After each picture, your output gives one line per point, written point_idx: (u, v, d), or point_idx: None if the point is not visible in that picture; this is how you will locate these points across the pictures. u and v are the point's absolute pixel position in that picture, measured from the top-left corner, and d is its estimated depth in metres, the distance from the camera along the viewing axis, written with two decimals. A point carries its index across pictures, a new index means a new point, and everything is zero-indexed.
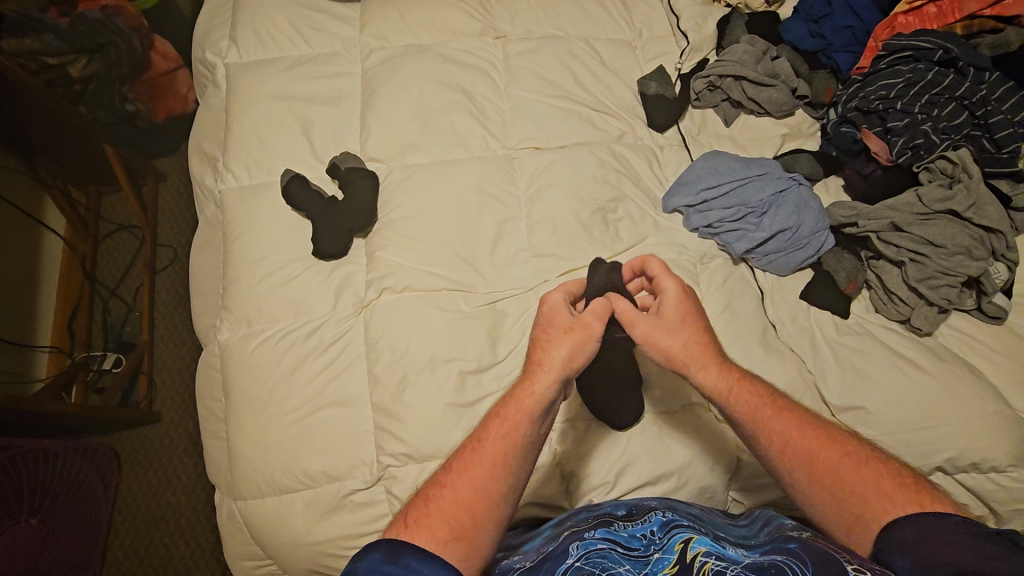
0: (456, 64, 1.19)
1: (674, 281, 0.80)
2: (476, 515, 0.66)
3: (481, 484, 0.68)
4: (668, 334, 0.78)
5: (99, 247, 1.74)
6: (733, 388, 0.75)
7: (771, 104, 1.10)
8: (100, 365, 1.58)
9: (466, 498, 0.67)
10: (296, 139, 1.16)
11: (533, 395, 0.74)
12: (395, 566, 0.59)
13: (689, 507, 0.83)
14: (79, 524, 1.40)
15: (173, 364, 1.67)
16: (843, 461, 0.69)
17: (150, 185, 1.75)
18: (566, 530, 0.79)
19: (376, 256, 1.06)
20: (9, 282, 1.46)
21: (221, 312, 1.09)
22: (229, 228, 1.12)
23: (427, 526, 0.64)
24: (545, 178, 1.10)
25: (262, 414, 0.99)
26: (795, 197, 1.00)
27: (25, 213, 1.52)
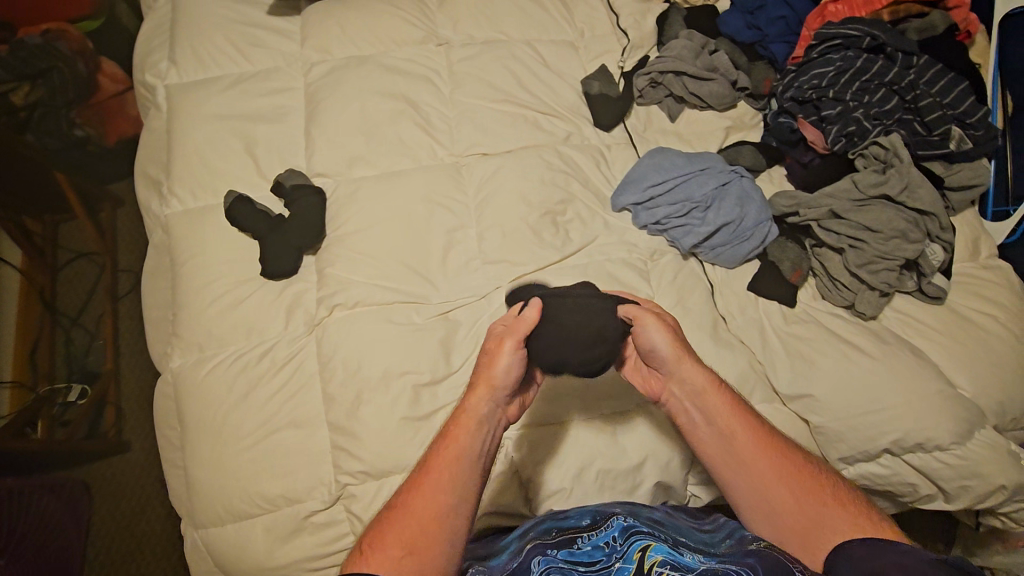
0: (400, 74, 1.18)
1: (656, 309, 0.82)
2: (428, 534, 0.67)
3: (433, 503, 0.69)
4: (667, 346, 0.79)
5: (58, 277, 1.70)
6: (710, 397, 0.79)
7: (712, 98, 1.11)
8: (65, 397, 1.55)
9: (418, 518, 0.68)
10: (241, 159, 1.15)
11: (472, 414, 0.75)
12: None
13: (651, 512, 0.82)
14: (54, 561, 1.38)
15: (139, 391, 1.65)
16: (797, 474, 0.75)
17: (107, 210, 1.72)
18: (529, 543, 0.77)
19: (325, 273, 1.05)
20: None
21: (172, 338, 1.07)
22: (175, 253, 1.11)
23: (381, 547, 0.66)
24: (493, 184, 1.09)
25: (218, 441, 0.98)
26: (737, 189, 1.01)
27: None
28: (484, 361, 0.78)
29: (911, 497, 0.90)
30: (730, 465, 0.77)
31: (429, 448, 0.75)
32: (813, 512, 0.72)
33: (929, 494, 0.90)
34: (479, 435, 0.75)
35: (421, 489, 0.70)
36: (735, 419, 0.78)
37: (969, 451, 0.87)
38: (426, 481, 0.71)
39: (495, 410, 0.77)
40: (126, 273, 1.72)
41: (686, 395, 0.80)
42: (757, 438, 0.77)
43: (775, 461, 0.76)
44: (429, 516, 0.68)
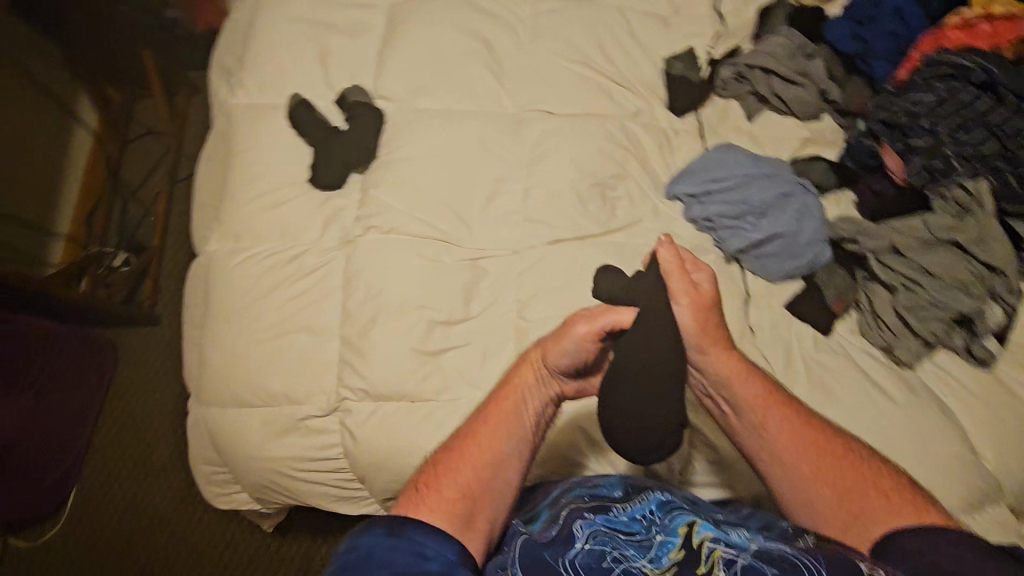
0: (485, 15, 1.17)
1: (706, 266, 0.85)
2: (475, 485, 0.73)
3: (480, 470, 0.74)
4: (703, 316, 0.81)
5: (128, 148, 1.80)
6: (741, 376, 0.81)
7: (794, 103, 1.05)
8: (111, 263, 1.61)
9: (465, 472, 0.74)
10: (311, 65, 1.16)
11: (527, 382, 0.81)
12: (398, 540, 0.66)
13: (680, 493, 0.82)
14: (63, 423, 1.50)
15: (178, 270, 1.73)
16: (838, 461, 0.76)
17: (182, 96, 1.80)
18: (564, 509, 0.78)
19: (369, 194, 1.07)
20: (40, 168, 1.60)
21: (214, 224, 1.11)
22: (233, 143, 1.14)
23: (428, 502, 0.71)
24: (550, 144, 1.08)
25: (236, 330, 1.02)
26: (798, 203, 0.96)
27: (58, 102, 1.64)
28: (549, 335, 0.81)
29: None
30: (768, 448, 0.78)
31: (477, 413, 0.80)
32: (861, 502, 0.73)
33: None
34: (529, 404, 0.80)
35: (467, 449, 0.76)
36: (769, 405, 0.80)
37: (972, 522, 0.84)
38: (473, 444, 0.76)
39: (547, 377, 0.82)
40: (187, 158, 1.79)
41: (718, 379, 0.82)
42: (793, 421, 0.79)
43: (813, 445, 0.77)
44: (477, 469, 0.74)
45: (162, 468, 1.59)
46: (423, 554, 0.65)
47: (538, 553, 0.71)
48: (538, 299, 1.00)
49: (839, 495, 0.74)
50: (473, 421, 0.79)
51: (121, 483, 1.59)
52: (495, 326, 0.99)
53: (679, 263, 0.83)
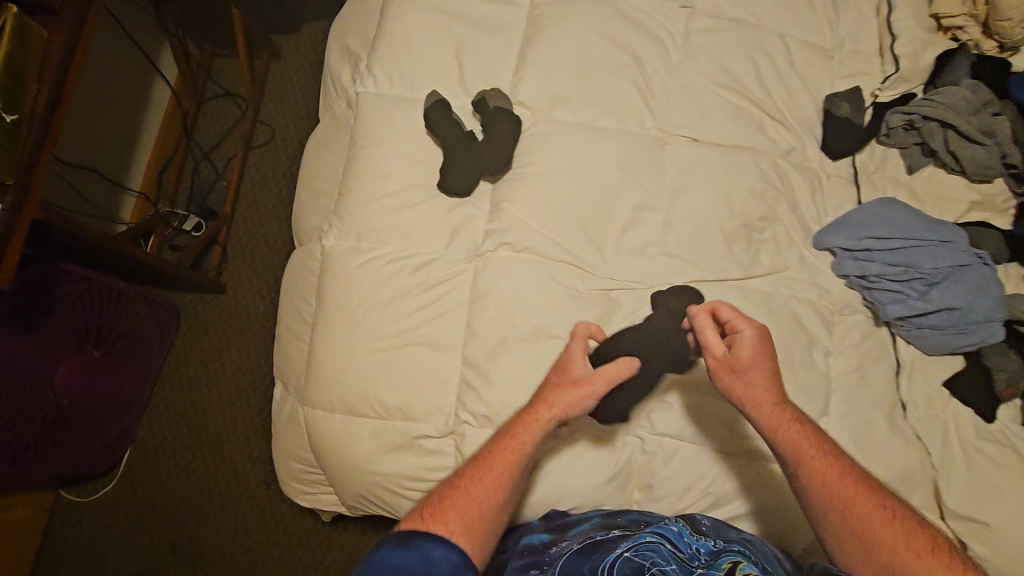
0: (634, 25, 1.09)
1: (752, 327, 0.78)
2: (473, 521, 0.78)
3: (487, 497, 0.80)
4: (739, 377, 0.78)
5: (202, 107, 1.74)
6: (779, 426, 0.76)
7: (970, 164, 0.98)
8: (179, 224, 1.62)
9: (463, 506, 0.78)
10: (447, 59, 1.09)
11: (536, 421, 0.83)
12: (407, 549, 0.70)
13: (739, 534, 0.84)
14: (123, 384, 1.42)
15: (250, 242, 1.68)
16: (878, 519, 0.71)
17: (264, 59, 1.74)
18: (616, 530, 0.84)
19: (500, 207, 1.01)
20: (119, 120, 1.53)
21: (331, 218, 1.06)
22: (357, 134, 1.08)
23: (442, 521, 0.77)
24: (694, 176, 1.02)
25: (352, 336, 0.98)
26: (973, 276, 0.90)
27: (143, 53, 1.56)
28: (569, 387, 0.84)
29: None
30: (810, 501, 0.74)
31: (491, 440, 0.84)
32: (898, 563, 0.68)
33: None
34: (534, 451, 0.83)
35: (479, 476, 0.81)
36: (810, 456, 0.75)
37: None
38: (485, 478, 0.81)
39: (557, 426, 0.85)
40: (266, 125, 1.73)
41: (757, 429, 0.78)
42: (836, 475, 0.73)
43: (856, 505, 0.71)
44: (485, 496, 0.80)
45: (224, 438, 1.56)
46: (428, 558, 0.70)
47: (581, 564, 0.78)
48: None
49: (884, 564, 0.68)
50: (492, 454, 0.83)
51: (172, 450, 1.55)
52: None
53: (711, 316, 0.81)
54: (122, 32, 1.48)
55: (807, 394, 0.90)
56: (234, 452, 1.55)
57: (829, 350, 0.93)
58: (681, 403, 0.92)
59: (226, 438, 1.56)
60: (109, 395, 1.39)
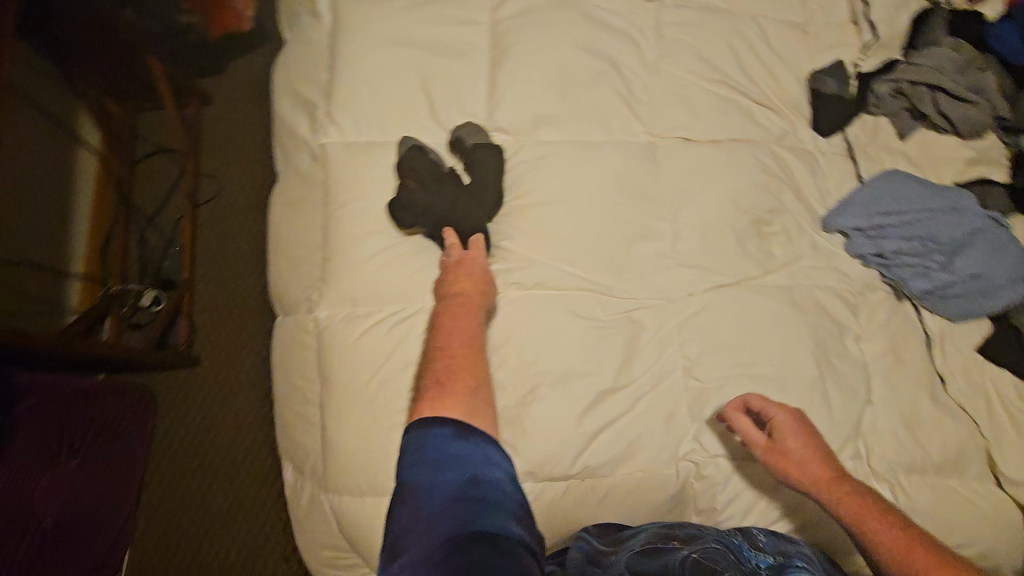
0: (604, 29, 1.04)
1: (785, 413, 0.82)
2: (480, 372, 0.74)
3: (467, 345, 0.77)
4: (789, 462, 0.79)
5: (136, 168, 1.59)
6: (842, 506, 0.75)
7: (965, 123, 0.97)
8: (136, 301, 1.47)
9: (464, 372, 0.72)
10: (415, 94, 1.01)
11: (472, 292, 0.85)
12: (466, 442, 0.61)
13: (798, 546, 0.78)
14: (109, 490, 1.25)
15: (220, 301, 1.53)
16: None
17: (193, 106, 1.59)
18: (677, 540, 0.76)
19: (501, 246, 0.94)
20: (43, 199, 1.36)
21: (320, 285, 0.97)
22: (331, 189, 0.99)
23: (450, 388, 0.69)
24: (696, 178, 0.99)
25: (368, 410, 0.90)
26: (990, 239, 0.90)
27: (57, 121, 1.39)
28: (480, 270, 0.88)
29: None
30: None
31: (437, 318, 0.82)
32: None
33: None
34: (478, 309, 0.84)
35: (450, 338, 0.78)
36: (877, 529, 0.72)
37: None
38: (460, 340, 0.77)
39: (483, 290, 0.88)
40: (210, 177, 1.59)
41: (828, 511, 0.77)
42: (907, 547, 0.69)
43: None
44: (466, 347, 0.77)
45: (226, 523, 1.39)
46: (481, 477, 0.59)
47: (649, 565, 0.72)
48: (709, 355, 0.90)
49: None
50: (441, 327, 0.80)
51: (180, 544, 1.37)
52: (662, 390, 0.88)
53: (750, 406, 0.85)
54: (27, 100, 1.31)
55: (850, 386, 0.87)
56: (248, 531, 1.39)
57: (860, 335, 0.91)
58: (727, 419, 0.87)
59: (230, 522, 1.39)
60: (99, 503, 1.22)
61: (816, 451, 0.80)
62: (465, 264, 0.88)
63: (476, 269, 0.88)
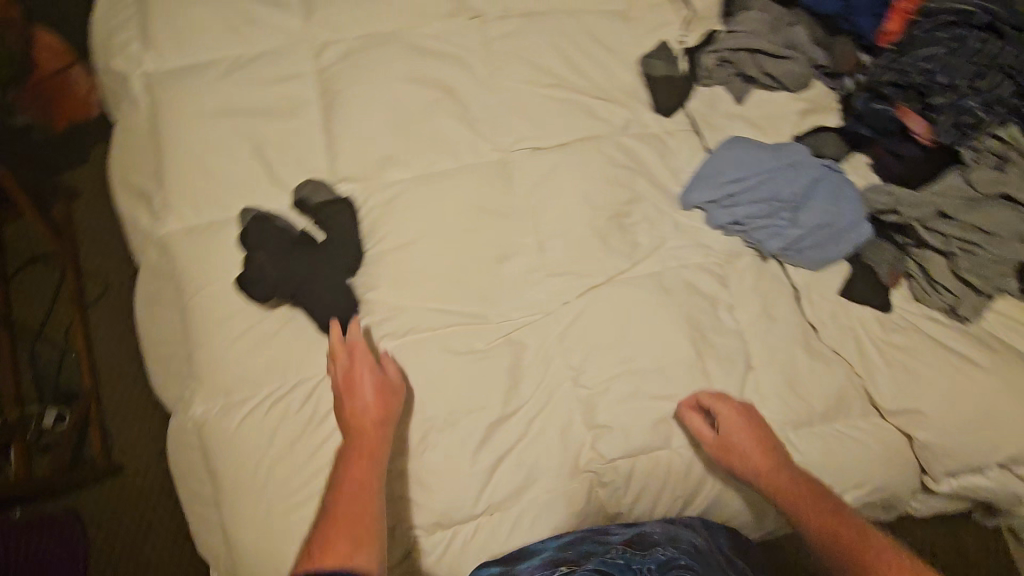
0: (430, 56, 1.03)
1: (730, 406, 0.84)
2: (374, 523, 0.71)
3: (361, 484, 0.74)
4: (736, 457, 0.81)
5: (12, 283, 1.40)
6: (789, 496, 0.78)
7: (789, 78, 1.01)
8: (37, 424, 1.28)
9: (347, 529, 0.69)
10: (247, 161, 0.97)
11: (365, 410, 0.80)
12: None
13: (686, 531, 0.83)
14: None
15: (134, 394, 1.35)
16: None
17: (60, 203, 1.42)
18: (564, 567, 0.77)
19: (366, 298, 0.91)
20: None
21: (190, 381, 0.92)
22: (180, 279, 0.94)
23: (331, 548, 0.67)
24: (551, 185, 0.98)
25: (263, 500, 0.86)
26: (828, 186, 0.92)
27: None
28: (366, 376, 0.82)
29: (1011, 504, 0.87)
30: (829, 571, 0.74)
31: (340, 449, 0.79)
32: None
33: None
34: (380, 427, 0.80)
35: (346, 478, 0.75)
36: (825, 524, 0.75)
37: None
38: (348, 491, 0.73)
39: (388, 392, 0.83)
40: (96, 275, 1.41)
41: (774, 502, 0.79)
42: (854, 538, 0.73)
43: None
44: (359, 492, 0.73)
45: None
46: None
47: None
48: (593, 360, 0.89)
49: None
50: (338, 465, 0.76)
51: None
52: (554, 408, 0.88)
53: (697, 402, 0.86)
54: None
55: (729, 359, 0.89)
56: None
57: (733, 305, 0.93)
58: (618, 420, 0.86)
59: None
60: None
61: (760, 443, 0.81)
62: (355, 384, 0.82)
63: (367, 386, 0.82)
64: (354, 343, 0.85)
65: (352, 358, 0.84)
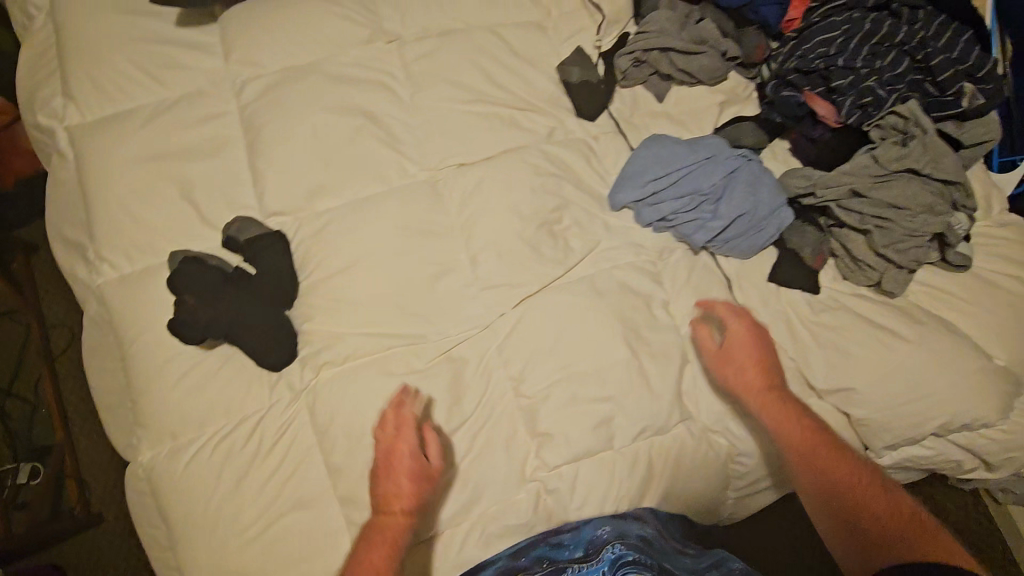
0: (351, 83, 1.03)
1: (740, 322, 0.87)
2: None
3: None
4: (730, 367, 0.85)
5: None
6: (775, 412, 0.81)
7: (703, 72, 1.01)
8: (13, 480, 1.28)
9: None
10: (178, 205, 0.98)
11: (399, 497, 0.78)
12: None
13: (639, 525, 0.84)
14: None
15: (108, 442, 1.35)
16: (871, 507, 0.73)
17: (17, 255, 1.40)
18: None
19: (303, 330, 0.93)
20: None
21: (137, 429, 0.92)
22: (119, 328, 0.94)
23: None
24: (480, 198, 0.99)
25: (216, 540, 0.86)
26: (746, 176, 0.94)
27: None
28: (405, 462, 0.80)
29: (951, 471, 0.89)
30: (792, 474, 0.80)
31: (368, 524, 0.79)
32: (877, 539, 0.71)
33: (972, 467, 0.88)
34: (411, 514, 0.78)
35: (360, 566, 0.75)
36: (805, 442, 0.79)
37: (1013, 424, 0.85)
38: None
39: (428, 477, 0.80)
40: (60, 325, 1.41)
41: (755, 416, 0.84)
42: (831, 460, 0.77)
43: (840, 493, 0.75)
44: None
45: None
46: None
47: None
48: (531, 369, 0.90)
49: (853, 537, 0.73)
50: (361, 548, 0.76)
51: None
52: (497, 420, 0.89)
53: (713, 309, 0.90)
54: None
55: (664, 354, 0.90)
56: None
57: (667, 300, 0.94)
58: (559, 425, 0.87)
59: None
60: None
61: (762, 362, 0.85)
62: (393, 467, 0.80)
63: (405, 470, 0.79)
64: (404, 424, 0.82)
65: (398, 432, 0.82)
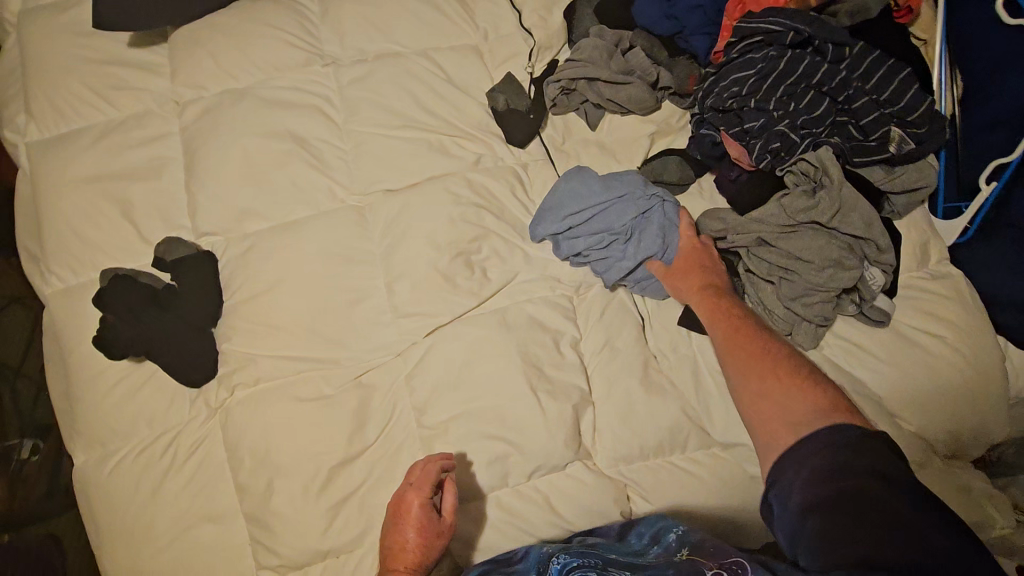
0: (285, 106, 1.05)
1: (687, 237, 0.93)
2: None
3: None
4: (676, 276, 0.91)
5: None
6: (710, 305, 0.86)
7: (631, 103, 1.00)
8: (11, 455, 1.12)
9: None
10: (119, 223, 1.03)
11: (405, 548, 0.79)
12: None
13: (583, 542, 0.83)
14: None
15: None
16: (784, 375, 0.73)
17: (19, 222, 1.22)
18: None
19: (223, 349, 0.97)
20: None
21: (73, 433, 0.99)
22: (60, 337, 1.01)
23: None
24: (401, 224, 0.99)
25: (133, 546, 0.92)
26: (658, 218, 0.93)
27: None
28: (412, 515, 0.80)
29: None
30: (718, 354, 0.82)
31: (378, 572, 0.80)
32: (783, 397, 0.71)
33: None
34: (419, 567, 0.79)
35: None
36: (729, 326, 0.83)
37: None
38: None
39: (437, 529, 0.81)
40: None
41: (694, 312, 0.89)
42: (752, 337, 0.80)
43: (757, 359, 0.77)
44: None
45: None
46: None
47: None
48: (433, 400, 0.91)
49: (763, 395, 0.73)
50: None
51: None
52: (397, 450, 0.91)
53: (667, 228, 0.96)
54: None
55: (565, 393, 0.90)
56: None
57: (576, 338, 0.94)
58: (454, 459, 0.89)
59: None
60: None
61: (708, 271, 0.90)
62: (401, 518, 0.81)
63: (412, 522, 0.80)
64: (420, 475, 0.83)
65: (409, 484, 0.83)
